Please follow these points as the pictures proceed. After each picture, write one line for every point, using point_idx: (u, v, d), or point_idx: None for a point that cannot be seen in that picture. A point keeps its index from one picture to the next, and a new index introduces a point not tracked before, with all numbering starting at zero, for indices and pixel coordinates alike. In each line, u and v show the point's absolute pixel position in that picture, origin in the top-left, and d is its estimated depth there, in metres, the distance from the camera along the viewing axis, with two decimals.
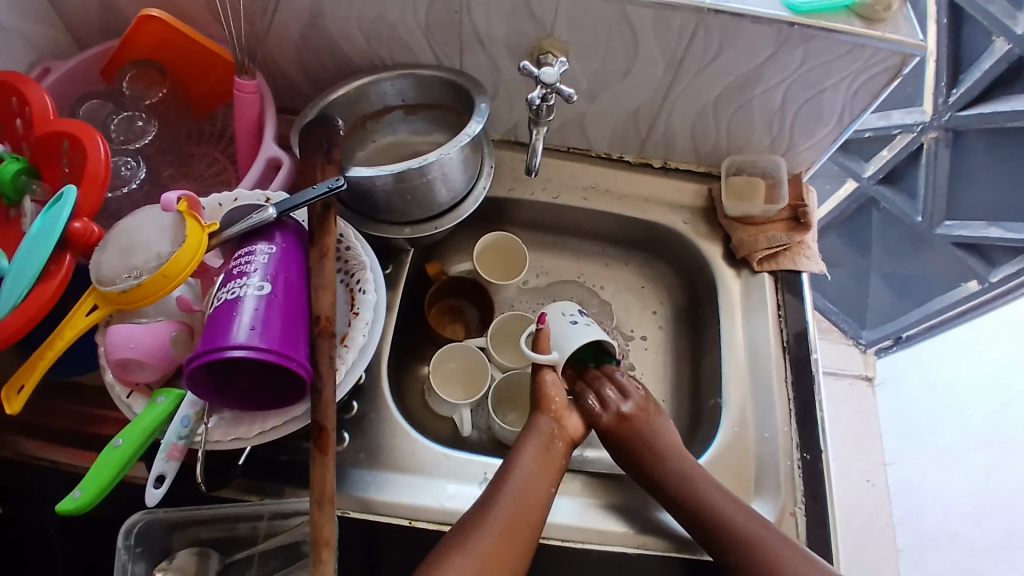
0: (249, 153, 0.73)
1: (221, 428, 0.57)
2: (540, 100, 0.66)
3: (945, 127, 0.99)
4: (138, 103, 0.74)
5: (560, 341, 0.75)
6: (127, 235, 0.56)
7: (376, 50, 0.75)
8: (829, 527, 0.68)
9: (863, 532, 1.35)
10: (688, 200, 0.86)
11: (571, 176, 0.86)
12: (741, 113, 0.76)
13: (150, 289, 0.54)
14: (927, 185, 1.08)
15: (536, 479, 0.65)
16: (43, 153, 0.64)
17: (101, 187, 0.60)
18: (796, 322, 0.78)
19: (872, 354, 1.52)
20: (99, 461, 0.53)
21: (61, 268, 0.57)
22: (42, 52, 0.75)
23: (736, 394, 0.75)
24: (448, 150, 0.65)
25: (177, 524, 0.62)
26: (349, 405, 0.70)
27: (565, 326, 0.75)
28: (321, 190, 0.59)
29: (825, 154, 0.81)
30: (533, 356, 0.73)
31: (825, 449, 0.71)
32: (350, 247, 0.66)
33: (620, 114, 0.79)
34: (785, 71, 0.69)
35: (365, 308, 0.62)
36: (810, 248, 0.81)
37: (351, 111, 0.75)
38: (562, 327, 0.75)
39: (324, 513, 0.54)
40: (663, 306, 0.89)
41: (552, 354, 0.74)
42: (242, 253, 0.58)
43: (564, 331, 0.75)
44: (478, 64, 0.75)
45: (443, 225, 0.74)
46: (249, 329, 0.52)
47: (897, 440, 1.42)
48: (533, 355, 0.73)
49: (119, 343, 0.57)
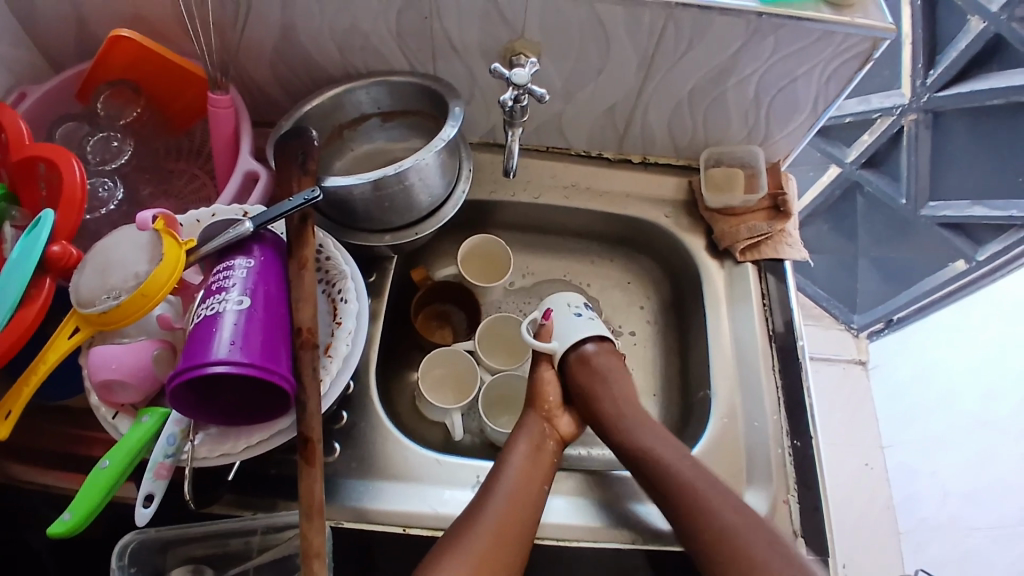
0: (226, 168, 0.73)
1: (207, 445, 0.57)
2: (513, 102, 0.66)
3: (924, 109, 1.00)
4: (113, 123, 0.74)
5: (563, 333, 0.76)
6: (104, 256, 0.56)
7: (350, 60, 0.75)
8: (822, 513, 0.68)
9: (861, 514, 1.36)
10: (670, 194, 0.86)
11: (551, 176, 0.86)
12: (716, 106, 0.76)
13: (130, 308, 0.54)
14: (910, 169, 1.09)
15: (528, 480, 0.65)
16: (20, 177, 0.64)
17: (79, 208, 0.60)
18: (782, 311, 0.79)
19: (864, 338, 1.53)
20: (87, 485, 0.53)
21: (41, 291, 0.57)
22: (20, 77, 0.75)
23: (724, 384, 0.76)
24: (424, 156, 0.65)
25: (169, 544, 0.62)
26: (338, 415, 0.70)
27: (568, 319, 0.77)
28: (298, 202, 0.59)
29: (802, 142, 0.81)
30: (532, 343, 0.75)
31: (815, 435, 0.72)
32: (330, 257, 0.66)
33: (596, 111, 0.79)
34: (756, 61, 0.69)
35: (347, 318, 0.62)
36: (791, 236, 0.81)
37: (327, 121, 0.75)
38: (564, 320, 0.77)
39: (313, 525, 0.54)
40: (649, 301, 0.89)
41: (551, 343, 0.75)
42: (221, 268, 0.58)
43: (567, 323, 0.76)
44: (453, 70, 0.75)
45: (424, 230, 0.74)
46: (230, 345, 0.52)
47: (893, 424, 1.42)
48: (532, 342, 0.75)
49: (102, 364, 0.56)
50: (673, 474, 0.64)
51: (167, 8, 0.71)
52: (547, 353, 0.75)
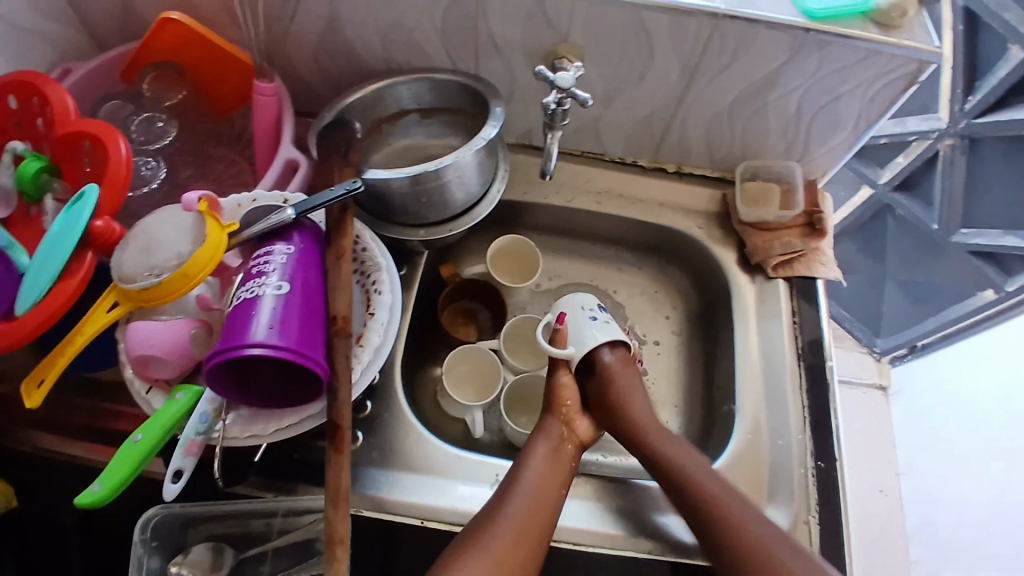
0: (267, 155, 0.74)
1: (239, 425, 0.58)
2: (556, 104, 0.67)
3: (961, 134, 0.98)
4: (158, 104, 0.76)
5: (580, 338, 0.75)
6: (148, 234, 0.57)
7: (393, 54, 0.76)
8: (843, 536, 0.67)
9: (873, 536, 1.37)
10: (703, 205, 0.86)
11: (584, 180, 0.86)
12: (756, 119, 0.76)
13: (170, 287, 0.55)
14: (943, 193, 1.07)
15: (548, 482, 0.65)
16: (64, 152, 0.65)
17: (123, 185, 0.61)
18: (811, 329, 0.78)
19: (886, 363, 1.52)
20: (118, 456, 0.54)
21: (82, 265, 0.58)
22: (62, 53, 0.77)
23: (749, 400, 0.75)
24: (464, 154, 0.66)
25: (192, 521, 0.63)
26: (363, 405, 0.71)
27: (585, 325, 0.75)
28: (339, 192, 0.60)
29: (841, 160, 0.81)
30: (547, 349, 0.73)
31: (840, 457, 0.71)
32: (366, 249, 0.67)
33: (634, 118, 0.79)
34: (800, 77, 0.69)
35: (381, 309, 0.63)
36: (825, 254, 0.81)
37: (368, 114, 0.76)
38: (581, 326, 0.76)
39: (339, 511, 0.54)
40: (676, 311, 0.89)
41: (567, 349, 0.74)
42: (261, 252, 0.59)
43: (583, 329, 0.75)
44: (494, 70, 0.75)
45: (457, 227, 0.75)
46: (268, 328, 0.53)
47: (911, 450, 1.41)
48: (547, 348, 0.73)
49: (140, 340, 0.57)
50: (690, 487, 0.64)
51: None
52: (564, 359, 0.74)
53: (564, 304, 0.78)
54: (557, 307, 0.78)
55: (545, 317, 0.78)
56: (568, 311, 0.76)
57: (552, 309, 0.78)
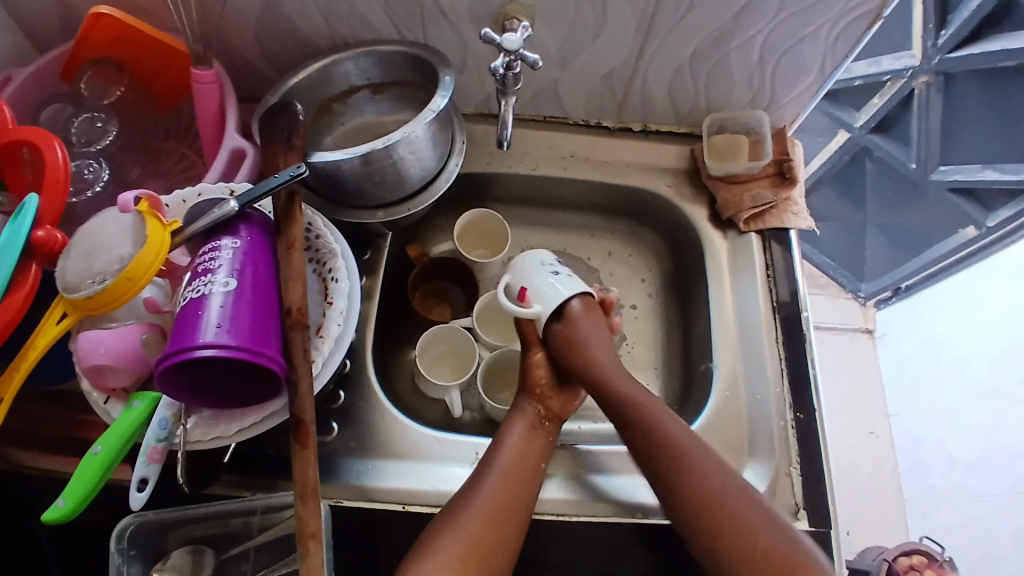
0: (213, 146, 0.71)
1: (201, 428, 0.57)
2: (504, 69, 0.63)
3: (935, 71, 0.95)
4: (97, 103, 0.72)
5: (548, 297, 0.71)
6: (89, 240, 0.55)
7: (336, 30, 0.72)
8: (825, 485, 0.67)
9: (865, 482, 1.34)
10: (671, 162, 0.83)
11: (548, 146, 0.83)
12: (719, 69, 0.73)
13: (114, 293, 0.53)
14: (920, 132, 1.05)
15: (521, 460, 0.64)
16: (4, 163, 0.62)
17: (63, 191, 0.58)
18: (786, 282, 0.77)
19: (872, 306, 1.49)
20: (79, 470, 0.52)
21: (27, 278, 0.56)
22: (0, 58, 0.73)
23: (725, 357, 0.74)
24: (413, 128, 0.63)
25: (169, 525, 0.62)
26: (336, 395, 0.70)
27: (546, 282, 0.72)
28: (283, 178, 0.57)
29: (809, 106, 0.78)
30: (514, 312, 0.71)
31: (818, 407, 0.71)
32: (319, 236, 0.65)
33: (594, 78, 0.76)
34: (761, 21, 0.66)
35: (339, 298, 0.61)
36: (797, 204, 0.79)
37: (315, 95, 0.73)
38: (542, 283, 0.72)
39: (308, 506, 0.53)
40: (651, 274, 0.87)
41: (534, 308, 0.71)
42: (207, 249, 0.56)
43: (549, 287, 0.71)
44: (444, 37, 0.72)
45: (416, 206, 0.72)
46: (217, 328, 0.51)
47: (899, 391, 1.39)
48: (513, 310, 0.71)
49: (90, 350, 0.56)
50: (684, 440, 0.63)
51: None
52: (532, 320, 0.72)
53: (523, 269, 0.73)
54: (516, 272, 0.73)
55: (505, 279, 0.74)
56: (528, 280, 0.72)
57: (511, 274, 0.74)
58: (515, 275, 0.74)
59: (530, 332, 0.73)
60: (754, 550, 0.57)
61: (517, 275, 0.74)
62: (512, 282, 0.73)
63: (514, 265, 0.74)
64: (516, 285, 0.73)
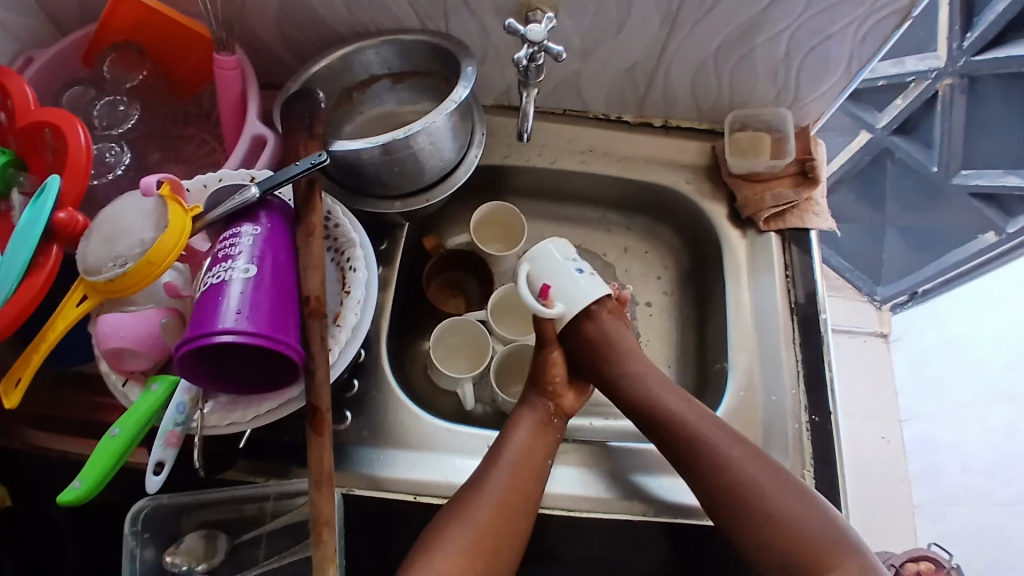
0: (234, 132, 0.71)
1: (218, 414, 0.57)
2: (527, 60, 0.63)
3: (960, 73, 0.94)
4: (119, 87, 0.72)
5: (570, 296, 0.70)
6: (110, 223, 0.55)
7: (358, 17, 0.72)
8: (840, 489, 0.67)
9: (878, 487, 1.33)
10: (691, 159, 0.82)
11: (567, 140, 0.83)
12: (744, 65, 0.72)
13: (136, 276, 0.53)
14: (942, 134, 1.03)
15: (529, 456, 0.64)
16: (27, 145, 0.63)
17: (84, 174, 0.58)
18: (805, 282, 0.76)
19: (887, 310, 1.48)
20: (96, 452, 0.53)
21: (48, 259, 0.56)
22: (23, 40, 0.73)
23: (742, 356, 0.73)
24: (434, 118, 0.62)
25: (184, 509, 0.63)
26: (350, 383, 0.70)
27: (572, 281, 0.70)
28: (304, 166, 0.57)
29: (834, 105, 0.77)
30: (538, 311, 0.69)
31: (835, 410, 0.70)
32: (338, 224, 0.64)
33: (616, 72, 0.76)
34: (788, 17, 0.65)
35: (356, 287, 0.61)
36: (818, 204, 0.78)
37: (335, 83, 0.73)
38: (567, 282, 0.70)
39: (323, 494, 0.53)
40: (667, 271, 0.87)
41: (557, 307, 0.70)
42: (227, 235, 0.56)
43: (574, 286, 0.70)
44: (465, 26, 0.71)
45: (434, 197, 0.72)
46: (236, 314, 0.51)
47: (913, 397, 1.39)
48: (536, 308, 0.69)
49: (110, 332, 0.56)
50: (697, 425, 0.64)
51: None
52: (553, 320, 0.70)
53: (547, 262, 0.71)
54: (537, 263, 0.71)
55: (523, 268, 0.71)
56: (552, 277, 0.71)
57: (533, 263, 0.71)
58: (536, 267, 0.71)
59: (547, 329, 0.70)
60: (776, 524, 0.58)
61: (538, 267, 0.71)
62: (534, 275, 0.71)
63: (535, 254, 0.71)
64: (538, 280, 0.71)
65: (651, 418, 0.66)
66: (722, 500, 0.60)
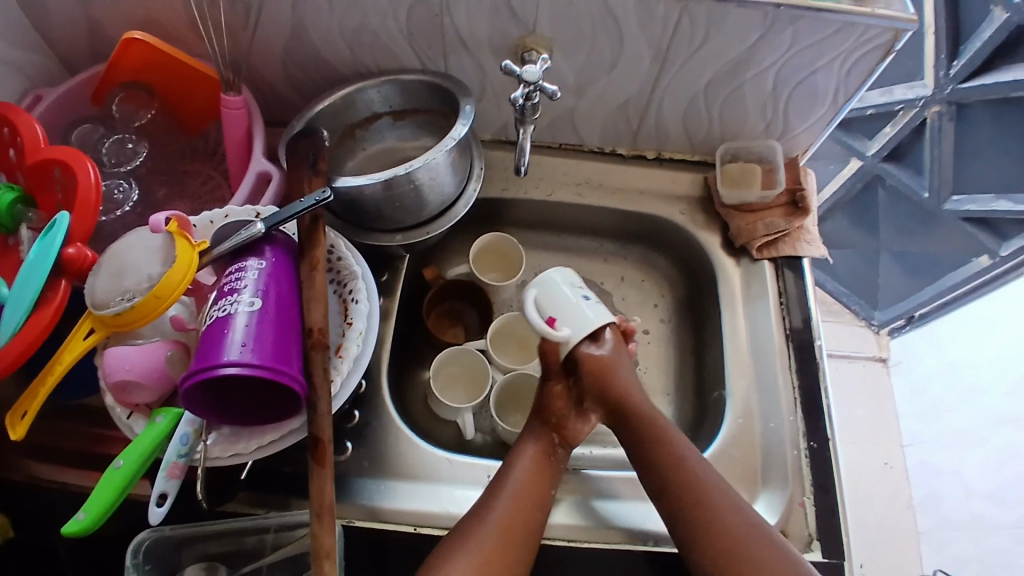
0: (240, 169, 0.73)
1: (220, 445, 0.58)
2: (523, 100, 0.65)
3: (948, 101, 0.97)
4: (128, 125, 0.75)
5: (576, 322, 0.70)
6: (118, 259, 0.56)
7: (360, 58, 0.75)
8: (840, 517, 0.67)
9: (881, 515, 1.33)
10: (684, 190, 0.84)
11: (564, 172, 0.85)
12: (733, 99, 0.75)
13: (143, 310, 0.54)
14: (933, 161, 1.05)
15: (531, 486, 0.64)
16: (37, 182, 0.65)
17: (93, 211, 0.60)
18: (800, 309, 0.77)
19: (885, 334, 1.49)
20: (100, 483, 0.53)
21: (57, 294, 0.58)
22: (33, 79, 0.76)
23: (739, 383, 0.74)
24: (434, 155, 0.65)
25: (185, 541, 0.63)
26: (351, 414, 0.71)
27: (579, 306, 0.70)
28: (308, 203, 0.59)
29: (823, 136, 0.79)
30: (543, 333, 0.68)
31: (832, 434, 0.71)
32: (341, 258, 0.66)
33: (610, 107, 0.78)
34: (775, 53, 0.68)
35: (358, 318, 0.63)
36: (809, 233, 0.80)
37: (338, 122, 0.75)
38: (574, 308, 0.70)
39: (324, 525, 0.54)
40: (664, 299, 0.88)
41: (564, 332, 0.69)
42: (233, 269, 0.58)
43: (580, 312, 0.70)
44: (464, 67, 0.74)
45: (434, 230, 0.74)
46: (241, 346, 0.52)
47: (914, 422, 1.38)
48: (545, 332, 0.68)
49: (116, 365, 0.57)
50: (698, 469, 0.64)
51: (178, 10, 0.71)
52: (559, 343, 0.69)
53: (554, 286, 0.71)
54: (544, 287, 0.71)
55: (529, 292, 0.71)
56: (558, 301, 0.70)
57: (539, 287, 0.71)
58: (543, 293, 0.71)
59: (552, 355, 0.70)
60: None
61: (547, 295, 0.71)
62: (540, 300, 0.71)
63: (541, 280, 0.72)
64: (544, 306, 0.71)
65: (649, 465, 0.65)
66: (714, 551, 0.60)
